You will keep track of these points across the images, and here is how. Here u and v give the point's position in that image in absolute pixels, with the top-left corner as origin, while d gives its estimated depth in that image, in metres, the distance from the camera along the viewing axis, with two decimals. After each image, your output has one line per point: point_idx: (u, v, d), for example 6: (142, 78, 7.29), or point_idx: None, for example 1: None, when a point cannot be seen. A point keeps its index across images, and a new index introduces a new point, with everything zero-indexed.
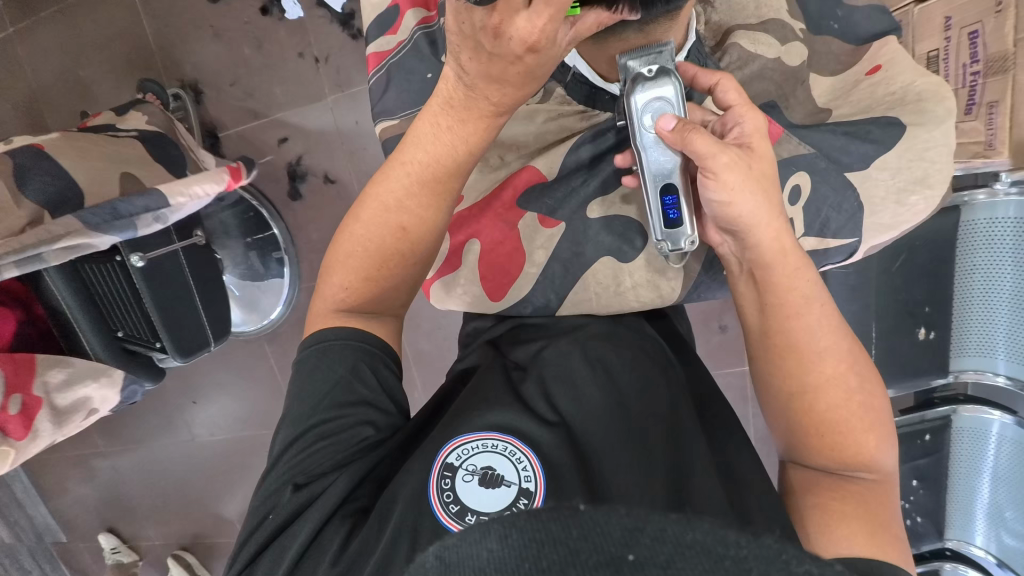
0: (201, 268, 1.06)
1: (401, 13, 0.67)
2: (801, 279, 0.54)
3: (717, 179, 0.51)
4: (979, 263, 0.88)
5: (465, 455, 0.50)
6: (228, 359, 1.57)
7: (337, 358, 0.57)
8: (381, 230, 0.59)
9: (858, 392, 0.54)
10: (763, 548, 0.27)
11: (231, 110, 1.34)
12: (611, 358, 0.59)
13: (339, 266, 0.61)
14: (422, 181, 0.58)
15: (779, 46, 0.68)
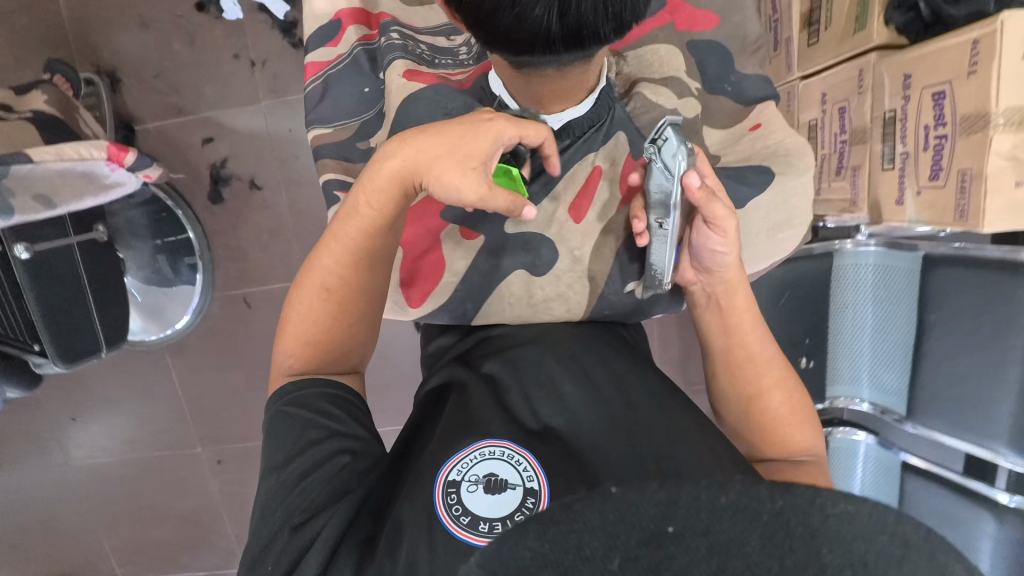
0: (102, 265, 0.97)
1: (342, 27, 0.67)
2: (750, 303, 0.65)
3: (727, 237, 0.62)
4: (849, 301, 1.03)
5: (466, 467, 0.51)
6: (121, 372, 1.43)
7: (306, 407, 0.57)
8: (311, 303, 0.60)
9: (796, 389, 0.63)
10: (796, 497, 0.29)
11: (153, 103, 1.27)
12: (583, 353, 0.62)
13: (285, 334, 0.62)
14: (350, 248, 0.58)
15: (677, 99, 0.73)
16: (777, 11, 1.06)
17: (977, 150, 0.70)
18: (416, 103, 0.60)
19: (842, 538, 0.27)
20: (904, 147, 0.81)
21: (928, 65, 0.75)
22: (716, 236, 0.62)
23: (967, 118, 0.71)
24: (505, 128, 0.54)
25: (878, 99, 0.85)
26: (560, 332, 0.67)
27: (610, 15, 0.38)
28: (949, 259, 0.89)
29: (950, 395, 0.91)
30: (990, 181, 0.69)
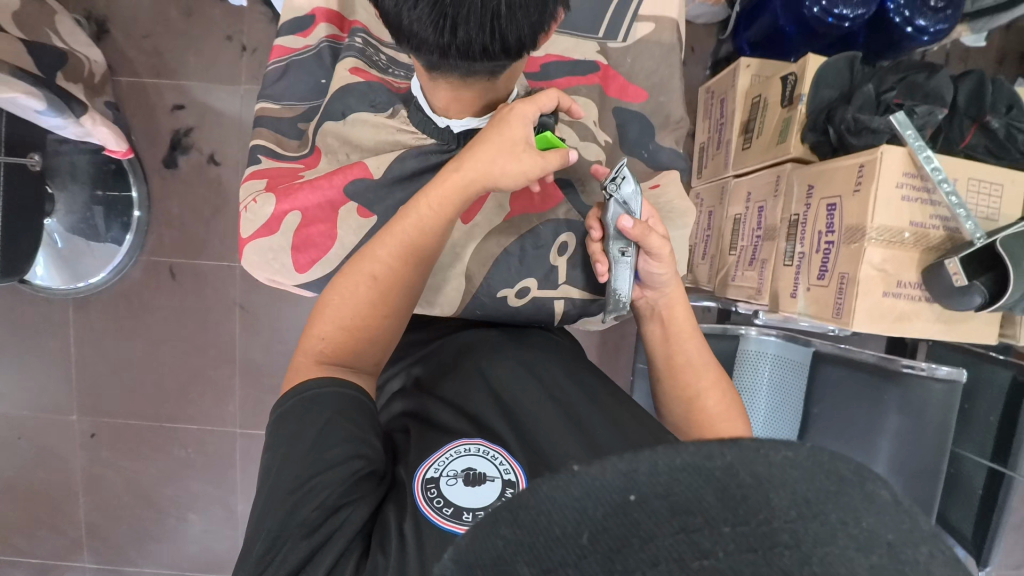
0: (17, 192, 0.94)
1: (315, 22, 0.71)
2: (688, 318, 0.68)
3: (659, 261, 0.64)
4: (747, 385, 0.99)
5: (443, 464, 0.54)
6: (12, 319, 1.33)
7: (328, 402, 0.53)
8: (355, 290, 0.59)
9: (729, 391, 0.66)
10: (742, 448, 0.29)
11: (133, 60, 1.28)
12: (532, 358, 0.65)
13: (320, 317, 0.59)
14: (407, 243, 0.59)
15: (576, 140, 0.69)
16: (723, 116, 1.19)
17: (853, 258, 0.79)
18: (348, 93, 0.65)
19: (785, 484, 0.28)
20: (801, 247, 0.90)
21: (827, 178, 0.85)
22: (653, 263, 0.64)
23: (849, 229, 0.81)
24: (524, 107, 0.57)
25: (787, 204, 0.95)
26: (503, 343, 0.69)
27: (493, 31, 0.39)
28: (835, 357, 0.96)
29: None
30: (861, 286, 0.78)
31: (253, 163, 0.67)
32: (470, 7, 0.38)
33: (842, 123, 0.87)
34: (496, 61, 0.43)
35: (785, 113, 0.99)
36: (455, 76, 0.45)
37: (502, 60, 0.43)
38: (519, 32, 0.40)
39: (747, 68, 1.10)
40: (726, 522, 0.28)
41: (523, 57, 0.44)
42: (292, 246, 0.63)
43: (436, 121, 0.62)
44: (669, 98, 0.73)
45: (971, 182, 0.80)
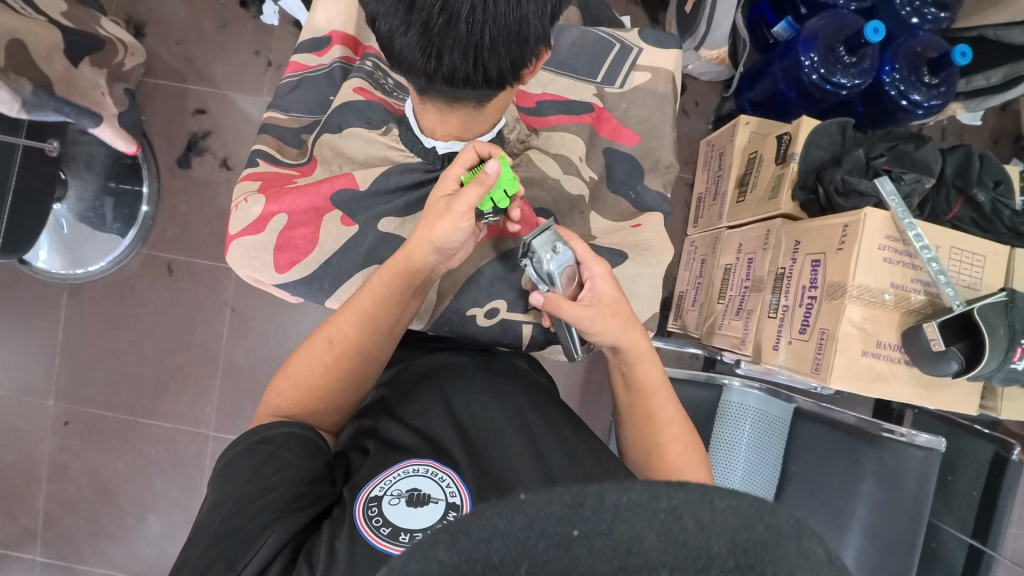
0: (29, 174, 0.98)
1: (331, 43, 0.75)
2: (653, 369, 0.66)
3: (592, 333, 0.64)
4: (728, 439, 0.98)
5: (389, 483, 0.55)
6: (7, 296, 1.34)
7: (275, 440, 0.58)
8: (312, 353, 0.64)
9: (695, 444, 0.64)
10: (689, 493, 0.27)
11: (163, 64, 1.34)
12: (495, 392, 0.67)
13: (283, 377, 0.65)
14: (365, 311, 0.63)
15: (561, 173, 0.72)
16: (721, 169, 1.23)
17: (834, 314, 0.80)
18: (347, 110, 0.68)
19: (724, 530, 0.26)
20: (786, 300, 0.91)
21: (812, 236, 0.87)
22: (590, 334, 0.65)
23: (832, 285, 0.82)
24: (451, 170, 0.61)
25: (775, 257, 0.97)
26: (473, 372, 0.71)
27: (476, 62, 0.42)
28: (816, 415, 0.95)
29: None
30: (840, 342, 0.78)
31: (251, 165, 0.70)
32: (456, 37, 0.40)
33: (831, 182, 0.91)
34: (479, 90, 0.45)
35: (778, 169, 1.02)
36: (446, 99, 0.47)
37: (484, 88, 0.45)
38: (500, 68, 0.43)
39: (747, 125, 1.15)
40: (664, 566, 0.26)
41: (508, 88, 0.46)
42: (273, 246, 0.66)
43: (423, 141, 0.65)
44: (659, 144, 0.76)
45: (953, 251, 0.81)
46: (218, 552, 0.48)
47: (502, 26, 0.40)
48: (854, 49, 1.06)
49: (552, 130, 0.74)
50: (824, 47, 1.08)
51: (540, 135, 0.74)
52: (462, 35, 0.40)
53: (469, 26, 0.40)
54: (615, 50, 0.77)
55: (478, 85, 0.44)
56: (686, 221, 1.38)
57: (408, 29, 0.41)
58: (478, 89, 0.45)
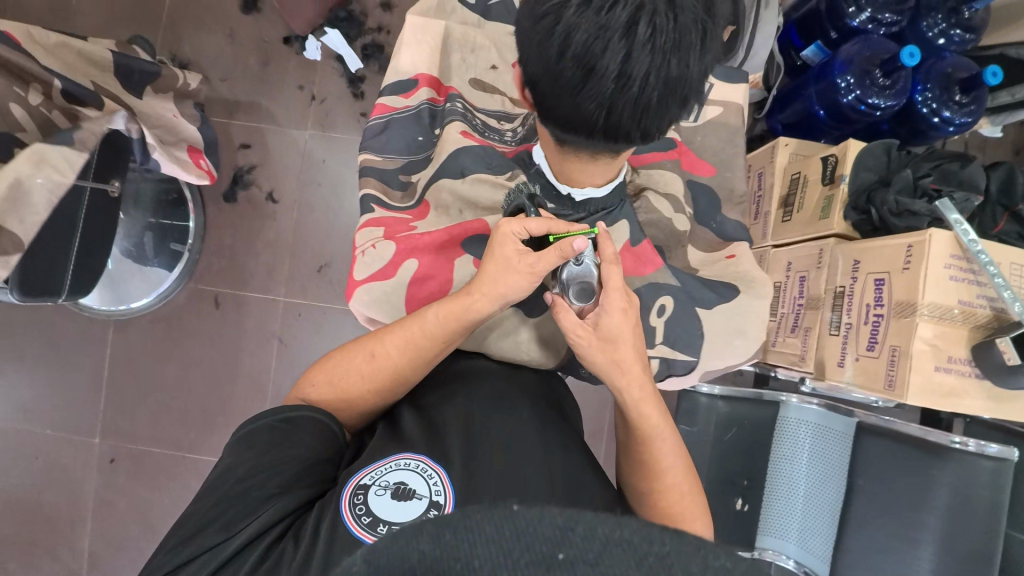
0: (96, 216, 0.99)
1: (417, 85, 0.77)
2: (654, 414, 0.63)
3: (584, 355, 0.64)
4: (786, 453, 1.06)
5: (379, 474, 0.55)
6: (51, 334, 1.33)
7: (298, 419, 0.59)
8: (353, 362, 0.64)
9: (692, 491, 0.64)
10: (683, 543, 0.26)
11: (209, 100, 1.36)
12: (517, 406, 0.65)
13: (319, 371, 0.66)
14: (409, 337, 0.63)
15: (671, 212, 0.74)
16: (761, 188, 1.26)
17: (904, 331, 0.83)
18: (464, 155, 0.71)
19: None
20: (848, 318, 0.95)
21: (873, 255, 0.91)
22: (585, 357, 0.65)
23: (899, 304, 0.85)
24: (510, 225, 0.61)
25: (831, 275, 1.00)
26: (495, 382, 0.70)
27: (639, 122, 0.43)
28: (878, 429, 0.98)
29: (873, 563, 0.93)
30: (914, 359, 0.81)
31: (366, 212, 0.72)
32: (627, 106, 0.41)
33: (884, 204, 0.95)
34: (634, 145, 0.46)
35: (827, 190, 1.05)
36: (588, 151, 0.48)
37: (637, 143, 0.46)
38: (660, 125, 0.44)
39: (786, 146, 1.18)
40: None
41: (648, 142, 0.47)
42: (405, 293, 0.68)
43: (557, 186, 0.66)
44: (733, 175, 0.79)
45: (1013, 267, 0.85)
46: (220, 511, 0.51)
47: (672, 86, 0.41)
48: (890, 71, 1.11)
49: (649, 167, 0.76)
50: (860, 70, 1.12)
51: (639, 173, 0.76)
52: (634, 102, 0.41)
53: (641, 90, 0.40)
54: None
55: (633, 140, 0.45)
56: None
57: (577, 101, 0.42)
58: (629, 144, 0.46)
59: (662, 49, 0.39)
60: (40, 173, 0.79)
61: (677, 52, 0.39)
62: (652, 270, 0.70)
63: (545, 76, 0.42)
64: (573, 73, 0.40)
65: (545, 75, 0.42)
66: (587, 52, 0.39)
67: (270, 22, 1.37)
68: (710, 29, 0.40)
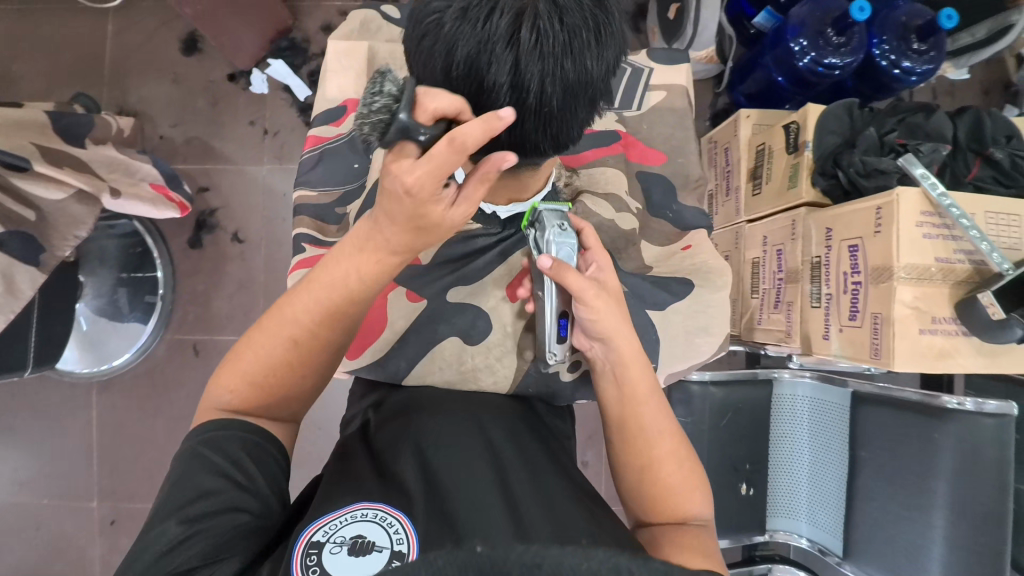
0: (55, 283, 0.97)
1: (346, 111, 0.75)
2: (642, 374, 0.59)
3: (587, 305, 0.57)
4: (787, 431, 1.05)
5: (333, 528, 0.45)
6: (35, 403, 1.32)
7: (217, 455, 0.50)
8: (271, 349, 0.53)
9: (689, 460, 0.58)
10: None
11: (162, 148, 1.34)
12: (474, 421, 0.58)
13: (227, 367, 0.55)
14: (330, 308, 0.53)
15: (614, 212, 0.71)
16: (730, 164, 1.23)
17: (884, 297, 0.80)
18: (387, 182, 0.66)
19: None
20: (828, 289, 0.92)
21: (844, 222, 0.88)
22: (584, 309, 0.58)
23: (876, 269, 0.82)
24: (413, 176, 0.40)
25: (807, 246, 0.97)
26: (447, 400, 0.64)
27: (546, 130, 0.42)
28: (875, 397, 0.93)
29: (886, 535, 0.90)
30: (897, 325, 0.78)
31: (298, 251, 0.69)
32: (528, 113, 0.40)
33: (851, 165, 0.92)
34: (552, 151, 0.45)
35: (792, 159, 1.02)
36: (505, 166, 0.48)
37: (551, 152, 0.45)
38: (568, 130, 0.43)
39: (748, 118, 1.15)
40: None
41: (565, 147, 0.46)
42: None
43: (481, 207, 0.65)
44: (686, 159, 0.77)
45: (989, 215, 0.82)
46: None
47: (570, 85, 0.39)
48: (843, 29, 1.06)
49: (591, 166, 0.74)
50: (813, 31, 1.08)
51: (580, 173, 0.73)
52: (534, 106, 0.40)
53: (538, 99, 0.39)
54: (627, 72, 0.79)
55: (542, 150, 0.44)
56: None
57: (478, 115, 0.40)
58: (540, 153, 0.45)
59: (550, 51, 0.38)
60: None
61: (569, 56, 0.38)
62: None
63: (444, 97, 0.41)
64: (467, 87, 0.39)
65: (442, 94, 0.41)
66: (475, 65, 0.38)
67: (214, 62, 1.35)
68: (598, 24, 0.39)
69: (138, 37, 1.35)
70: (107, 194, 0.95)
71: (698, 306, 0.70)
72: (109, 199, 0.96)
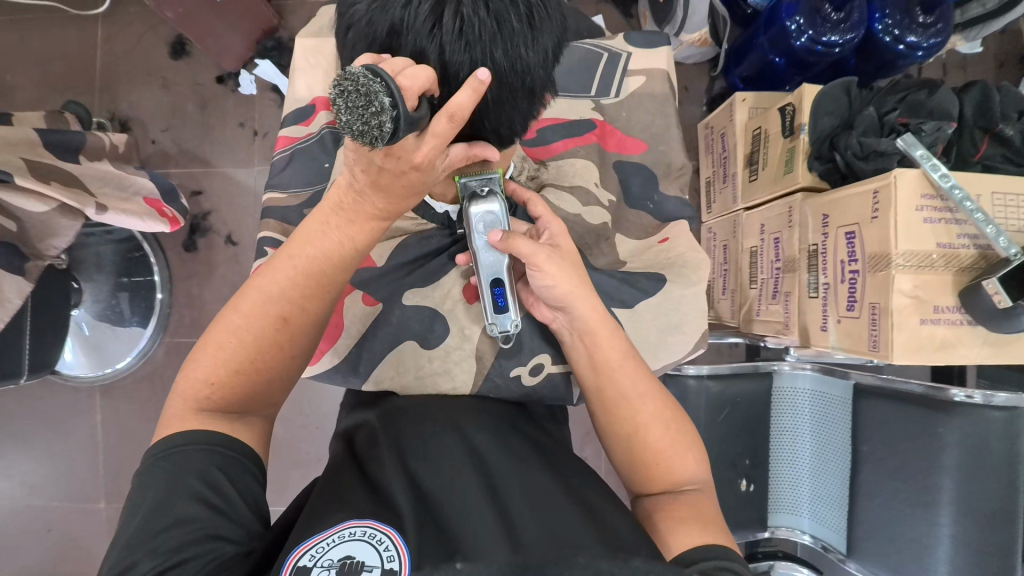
0: (46, 292, 0.98)
1: (315, 110, 0.77)
2: (613, 339, 0.57)
3: (542, 272, 0.55)
4: (786, 426, 1.00)
5: (321, 551, 0.42)
6: (42, 408, 1.35)
7: (184, 479, 0.47)
8: (255, 327, 0.52)
9: (677, 420, 0.56)
10: None
11: (154, 153, 1.35)
12: (453, 413, 0.57)
13: (204, 356, 0.52)
14: (319, 283, 0.54)
15: (580, 207, 0.75)
16: (726, 150, 1.19)
17: (882, 287, 0.76)
18: None
19: None
20: (825, 278, 0.88)
21: (841, 208, 0.84)
22: (534, 274, 0.55)
23: (873, 257, 0.78)
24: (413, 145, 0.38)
25: (805, 234, 0.93)
26: (426, 399, 0.63)
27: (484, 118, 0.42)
28: (876, 389, 0.90)
29: (888, 533, 0.87)
30: (895, 316, 0.74)
31: (261, 255, 0.69)
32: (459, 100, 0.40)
33: (848, 148, 0.87)
34: (495, 139, 0.45)
35: (788, 143, 0.98)
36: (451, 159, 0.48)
37: (494, 142, 0.46)
38: (507, 118, 0.43)
39: (744, 101, 1.10)
40: None
41: (507, 136, 0.46)
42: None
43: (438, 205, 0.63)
44: (668, 147, 0.80)
45: (996, 197, 0.77)
46: None
47: (500, 70, 0.39)
48: (841, 4, 1.02)
49: (561, 158, 0.78)
50: (809, 8, 1.03)
51: (548, 166, 0.77)
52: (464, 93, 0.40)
53: None
54: (604, 59, 0.83)
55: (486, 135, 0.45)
56: (699, 209, 1.34)
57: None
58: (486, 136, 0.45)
59: (474, 35, 0.38)
60: None
61: (499, 42, 0.38)
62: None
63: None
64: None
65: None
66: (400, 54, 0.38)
67: (202, 65, 1.35)
68: (526, 8, 0.39)
69: (127, 43, 1.35)
70: (91, 208, 0.91)
71: (671, 303, 0.73)
72: (94, 212, 0.93)
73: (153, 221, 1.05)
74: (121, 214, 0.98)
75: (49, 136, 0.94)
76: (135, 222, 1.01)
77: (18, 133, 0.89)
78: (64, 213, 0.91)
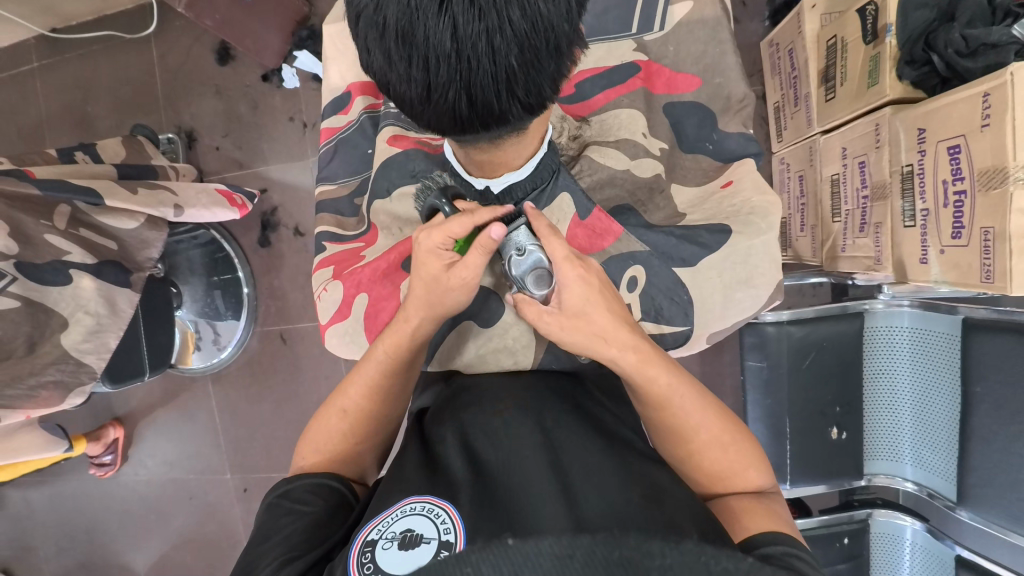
0: (150, 300, 1.09)
1: (352, 98, 0.80)
2: (662, 373, 0.53)
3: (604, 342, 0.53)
4: (883, 368, 0.93)
5: (385, 525, 0.43)
6: (169, 397, 1.55)
7: (289, 490, 0.52)
8: (330, 422, 0.58)
9: (735, 441, 0.54)
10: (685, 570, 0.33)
11: (219, 158, 1.44)
12: (524, 397, 0.56)
13: (301, 447, 0.58)
14: (374, 382, 0.58)
15: (628, 161, 0.71)
16: (796, 68, 1.06)
17: (996, 209, 0.66)
18: (390, 167, 0.72)
19: None
20: (923, 204, 0.78)
21: (940, 120, 0.73)
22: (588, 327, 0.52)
23: (984, 174, 0.68)
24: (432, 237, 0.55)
25: (896, 156, 0.82)
26: (490, 382, 0.63)
27: (509, 91, 0.39)
28: (994, 324, 0.78)
29: (1008, 483, 0.77)
30: (1014, 241, 0.65)
31: (321, 250, 0.77)
32: (479, 73, 0.38)
33: (948, 46, 0.73)
34: (527, 110, 0.42)
35: (871, 50, 0.85)
36: (486, 141, 0.46)
37: (528, 116, 0.43)
38: (535, 83, 0.40)
39: (814, 8, 0.97)
40: None
41: (541, 108, 0.43)
42: (364, 328, 0.70)
43: (473, 183, 0.62)
44: (725, 79, 0.74)
45: None
46: None
47: (520, 33, 0.37)
48: None
49: (604, 111, 0.74)
50: None
51: (590, 123, 0.74)
52: (483, 66, 0.38)
53: (492, 63, 0.38)
54: None
55: (516, 109, 0.41)
56: (768, 138, 1.21)
57: (430, 88, 0.39)
58: (516, 112, 0.42)
59: (487, 4, 0.36)
60: (87, 277, 0.89)
61: (511, 4, 0.36)
62: (613, 241, 0.66)
63: (393, 78, 0.40)
64: (411, 63, 0.38)
65: (392, 75, 0.40)
66: (413, 37, 0.37)
67: (247, 66, 1.40)
68: None
69: (180, 57, 1.43)
70: (171, 210, 1.00)
71: (738, 258, 0.67)
72: (173, 214, 1.01)
73: (224, 209, 1.14)
74: (194, 202, 1.07)
75: (123, 170, 1.06)
76: (208, 215, 1.10)
77: (98, 167, 1.01)
78: (148, 222, 1.00)
